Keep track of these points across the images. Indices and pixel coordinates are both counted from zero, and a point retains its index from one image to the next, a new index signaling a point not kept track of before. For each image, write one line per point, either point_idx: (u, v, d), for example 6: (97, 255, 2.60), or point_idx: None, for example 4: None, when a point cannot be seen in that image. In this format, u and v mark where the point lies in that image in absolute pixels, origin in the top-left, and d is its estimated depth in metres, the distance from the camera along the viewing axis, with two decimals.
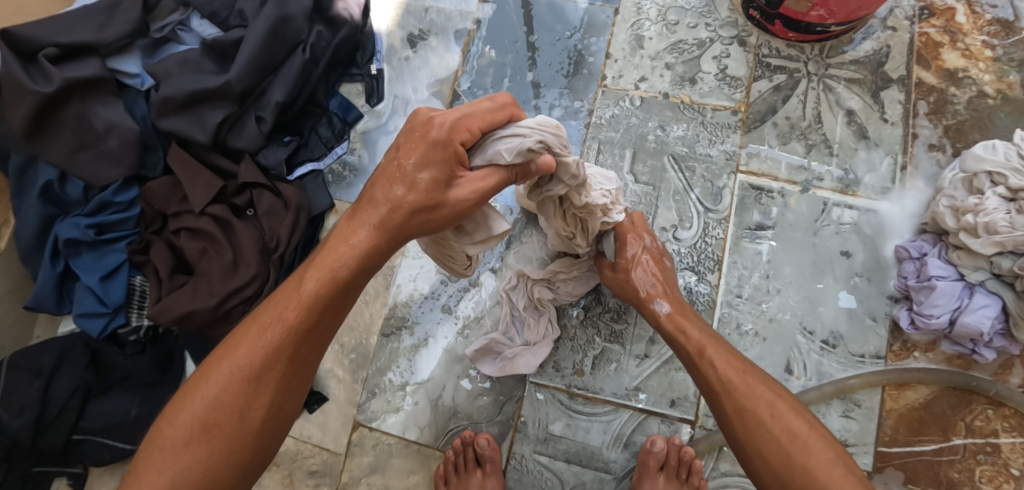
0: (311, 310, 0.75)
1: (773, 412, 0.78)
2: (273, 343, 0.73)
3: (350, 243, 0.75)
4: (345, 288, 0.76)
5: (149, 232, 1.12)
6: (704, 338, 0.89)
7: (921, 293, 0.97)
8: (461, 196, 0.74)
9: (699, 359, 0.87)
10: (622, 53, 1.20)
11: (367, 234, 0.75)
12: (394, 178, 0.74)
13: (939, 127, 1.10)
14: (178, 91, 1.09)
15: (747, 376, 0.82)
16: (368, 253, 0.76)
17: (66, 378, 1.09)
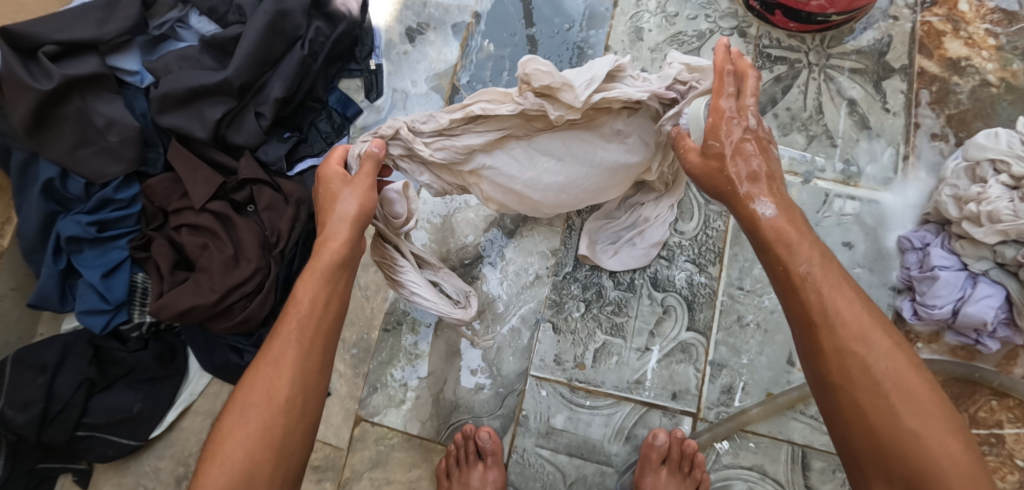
0: (297, 345, 0.74)
1: (864, 340, 0.67)
2: (275, 383, 0.71)
3: (309, 281, 0.78)
4: (316, 316, 0.76)
5: (149, 228, 1.11)
6: (815, 260, 0.71)
7: (924, 283, 0.96)
8: (343, 206, 0.80)
9: (800, 286, 0.70)
10: (621, 45, 1.19)
11: (322, 269, 0.79)
12: (331, 206, 0.82)
13: (942, 117, 1.09)
14: (177, 87, 1.08)
15: (846, 301, 0.68)
16: (327, 285, 0.78)
17: (69, 374, 1.08)
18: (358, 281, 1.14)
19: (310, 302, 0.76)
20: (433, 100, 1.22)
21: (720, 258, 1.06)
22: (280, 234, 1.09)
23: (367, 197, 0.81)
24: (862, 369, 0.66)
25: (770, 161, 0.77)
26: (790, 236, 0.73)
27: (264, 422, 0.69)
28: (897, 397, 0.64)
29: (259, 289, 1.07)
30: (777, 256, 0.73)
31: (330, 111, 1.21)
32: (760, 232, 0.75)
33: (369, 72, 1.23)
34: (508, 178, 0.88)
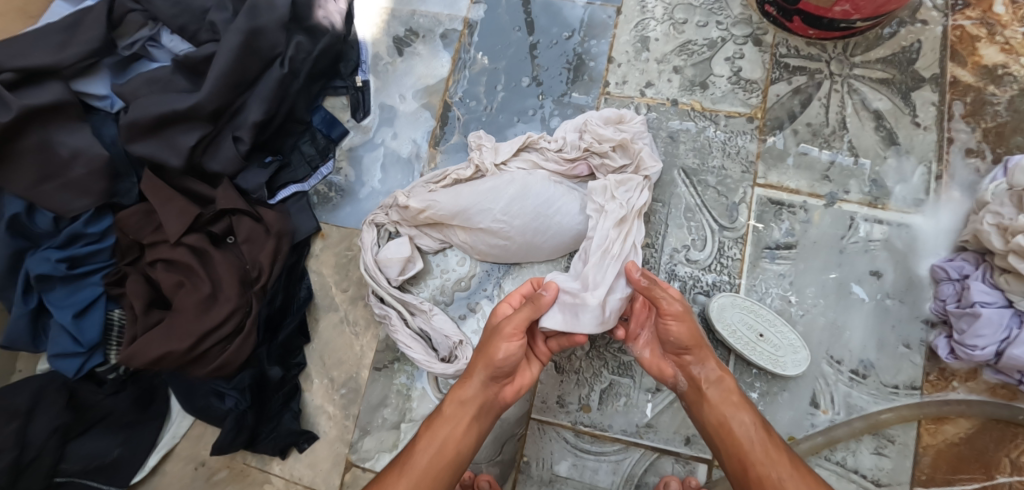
0: (456, 425, 0.81)
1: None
2: (427, 463, 0.79)
3: (467, 383, 0.82)
4: (456, 416, 0.82)
5: (124, 263, 1.04)
6: (750, 418, 0.78)
7: (962, 321, 0.87)
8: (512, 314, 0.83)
9: (728, 437, 0.79)
10: (625, 56, 1.10)
11: (475, 378, 0.82)
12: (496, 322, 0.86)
13: (978, 131, 1.00)
14: (146, 113, 1.00)
15: (775, 450, 0.76)
16: (480, 392, 0.82)
17: (44, 419, 0.99)
18: (347, 316, 1.08)
19: (456, 403, 0.82)
20: (423, 118, 1.14)
21: (736, 290, 0.99)
22: (260, 269, 1.01)
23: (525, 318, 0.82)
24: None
25: (692, 323, 0.83)
26: (720, 403, 0.80)
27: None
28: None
29: (239, 330, 0.99)
30: (706, 412, 0.81)
31: (314, 132, 1.13)
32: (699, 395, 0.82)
33: (355, 89, 1.15)
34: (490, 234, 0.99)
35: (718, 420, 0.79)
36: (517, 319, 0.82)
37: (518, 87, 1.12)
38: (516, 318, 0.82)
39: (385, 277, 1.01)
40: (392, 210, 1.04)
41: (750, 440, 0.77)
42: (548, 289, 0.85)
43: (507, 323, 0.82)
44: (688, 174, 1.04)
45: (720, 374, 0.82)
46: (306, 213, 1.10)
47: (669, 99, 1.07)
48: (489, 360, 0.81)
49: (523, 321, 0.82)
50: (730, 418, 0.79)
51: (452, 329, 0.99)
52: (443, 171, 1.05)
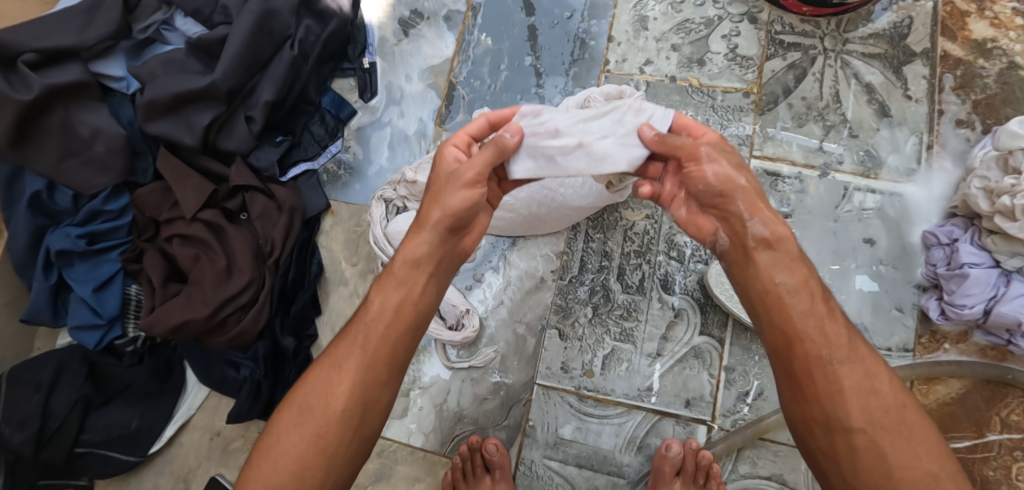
0: (395, 301, 0.71)
1: (848, 368, 0.64)
2: (370, 336, 0.70)
3: (420, 236, 0.72)
4: (410, 281, 0.72)
5: (142, 240, 1.08)
6: (812, 298, 0.67)
7: (952, 282, 0.91)
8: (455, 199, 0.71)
9: (784, 294, 0.67)
10: (625, 35, 1.14)
11: (430, 227, 0.72)
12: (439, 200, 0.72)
13: (968, 102, 1.03)
14: (163, 93, 1.04)
15: (829, 314, 0.66)
16: (435, 245, 0.72)
17: (65, 391, 1.04)
18: (357, 289, 1.12)
19: (409, 262, 0.72)
20: (429, 98, 1.17)
21: None
22: (274, 243, 1.05)
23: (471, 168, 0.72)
24: (849, 394, 0.64)
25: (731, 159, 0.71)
26: (779, 256, 0.68)
27: (359, 366, 0.69)
28: (896, 433, 0.63)
29: (254, 301, 1.03)
30: (752, 276, 0.68)
31: (323, 113, 1.17)
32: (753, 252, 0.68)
33: (363, 71, 1.18)
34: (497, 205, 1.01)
35: (769, 280, 0.67)
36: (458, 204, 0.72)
37: (521, 67, 1.15)
38: (475, 158, 0.72)
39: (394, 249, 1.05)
40: (399, 185, 1.07)
41: (802, 311, 0.66)
42: (514, 131, 0.71)
43: (453, 193, 0.72)
44: None
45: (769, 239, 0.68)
46: (316, 191, 1.13)
47: (668, 76, 1.10)
48: (454, 213, 0.71)
49: (478, 163, 0.72)
50: (799, 294, 0.66)
51: (459, 297, 1.03)
52: None
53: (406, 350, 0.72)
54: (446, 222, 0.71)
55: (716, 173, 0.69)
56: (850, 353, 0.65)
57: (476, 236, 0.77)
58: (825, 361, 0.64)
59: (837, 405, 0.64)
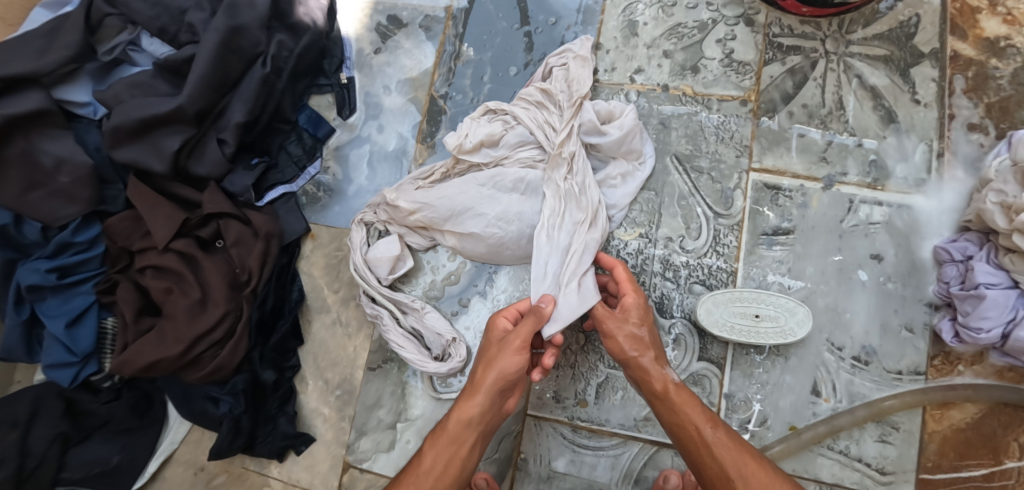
0: (448, 455, 0.80)
1: (755, 486, 0.73)
2: (425, 487, 0.78)
3: (474, 400, 0.81)
4: (459, 441, 0.81)
5: (114, 271, 1.03)
6: (722, 436, 0.76)
7: (966, 303, 0.85)
8: (471, 406, 0.81)
9: (687, 414, 0.78)
10: (614, 42, 1.08)
11: (484, 394, 0.81)
12: (481, 378, 0.81)
13: (980, 106, 0.97)
14: (128, 118, 0.99)
15: (717, 436, 0.76)
16: (487, 407, 0.81)
17: (43, 428, 1.00)
18: (339, 317, 1.07)
19: (462, 423, 0.81)
20: (410, 113, 1.12)
21: (734, 277, 0.96)
22: (250, 272, 1.01)
23: (510, 365, 0.81)
24: None
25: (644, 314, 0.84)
26: (671, 393, 0.79)
27: None
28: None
29: (231, 334, 0.99)
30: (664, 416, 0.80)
31: (300, 132, 1.12)
32: (657, 402, 0.80)
33: (340, 87, 1.13)
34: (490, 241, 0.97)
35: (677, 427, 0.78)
36: (506, 359, 0.81)
37: (505, 77, 1.09)
38: (520, 329, 0.83)
39: (375, 276, 1.00)
40: (380, 208, 1.02)
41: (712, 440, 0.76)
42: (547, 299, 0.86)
43: (499, 356, 0.82)
44: (681, 161, 1.01)
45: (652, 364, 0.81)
46: (294, 214, 1.09)
47: (660, 84, 1.05)
48: (503, 375, 0.81)
49: (523, 333, 0.82)
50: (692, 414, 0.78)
51: (446, 327, 0.98)
52: (431, 166, 1.04)
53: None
54: (500, 387, 0.81)
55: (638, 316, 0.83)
56: (752, 470, 0.74)
57: (485, 380, 0.81)
58: (729, 482, 0.74)
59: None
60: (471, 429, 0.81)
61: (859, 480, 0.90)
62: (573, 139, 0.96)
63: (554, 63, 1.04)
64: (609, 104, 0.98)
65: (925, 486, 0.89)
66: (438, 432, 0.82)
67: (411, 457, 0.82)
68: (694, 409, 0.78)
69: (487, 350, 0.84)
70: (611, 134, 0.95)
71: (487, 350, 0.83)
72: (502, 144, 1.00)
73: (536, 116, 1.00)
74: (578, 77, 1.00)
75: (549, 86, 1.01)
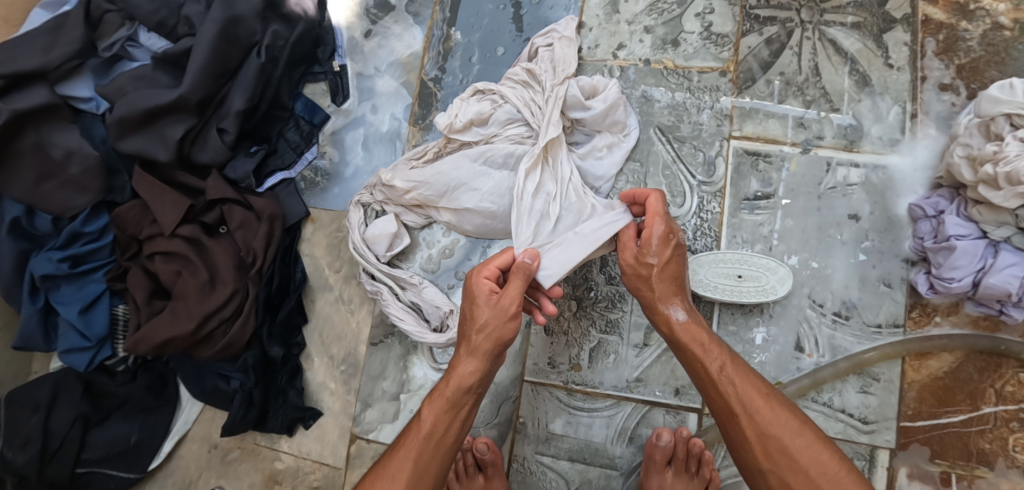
0: (447, 420, 0.81)
1: (759, 419, 0.75)
2: (428, 447, 0.79)
3: (470, 365, 0.82)
4: (458, 405, 0.82)
5: (124, 259, 1.07)
6: (728, 366, 0.78)
7: (939, 255, 0.89)
8: (466, 367, 0.82)
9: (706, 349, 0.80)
10: (596, 20, 1.11)
11: (480, 358, 0.82)
12: (473, 336, 0.83)
13: (952, 68, 1.00)
14: (132, 109, 1.02)
15: (730, 369, 0.78)
16: (483, 370, 0.82)
17: (64, 410, 1.05)
18: (341, 295, 1.10)
19: (461, 389, 0.82)
20: (402, 97, 1.15)
21: (718, 241, 1.00)
22: (255, 253, 1.04)
23: (501, 325, 0.82)
24: (787, 457, 0.73)
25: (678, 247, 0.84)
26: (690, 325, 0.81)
27: (410, 477, 0.78)
28: (806, 475, 0.72)
29: (239, 313, 1.03)
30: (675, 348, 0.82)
31: (297, 119, 1.16)
32: (673, 336, 0.82)
33: (334, 74, 1.17)
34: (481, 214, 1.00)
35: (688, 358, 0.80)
36: (502, 321, 0.82)
37: (493, 58, 1.13)
38: (509, 290, 0.83)
39: (374, 254, 1.04)
40: (376, 188, 1.06)
41: (722, 375, 0.78)
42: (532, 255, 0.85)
43: (490, 318, 0.83)
44: (664, 132, 1.05)
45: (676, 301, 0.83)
46: (294, 198, 1.12)
47: (642, 59, 1.08)
48: (498, 338, 0.83)
49: (514, 294, 0.82)
50: (703, 346, 0.80)
51: (443, 299, 1.02)
52: (423, 147, 1.08)
53: (441, 454, 0.80)
54: (496, 350, 0.83)
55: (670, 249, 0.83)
56: (758, 401, 0.76)
57: (478, 340, 0.83)
58: (735, 416, 0.76)
59: (745, 452, 0.75)
60: (469, 390, 0.82)
61: (843, 429, 0.94)
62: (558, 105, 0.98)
63: (540, 43, 1.07)
64: (591, 79, 1.01)
65: (906, 433, 0.93)
66: (433, 394, 0.83)
67: (409, 421, 0.83)
68: (700, 337, 0.80)
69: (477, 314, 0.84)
70: (595, 108, 0.99)
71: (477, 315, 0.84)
72: (491, 122, 1.03)
73: (524, 96, 1.03)
74: (563, 58, 1.03)
75: (535, 66, 1.04)
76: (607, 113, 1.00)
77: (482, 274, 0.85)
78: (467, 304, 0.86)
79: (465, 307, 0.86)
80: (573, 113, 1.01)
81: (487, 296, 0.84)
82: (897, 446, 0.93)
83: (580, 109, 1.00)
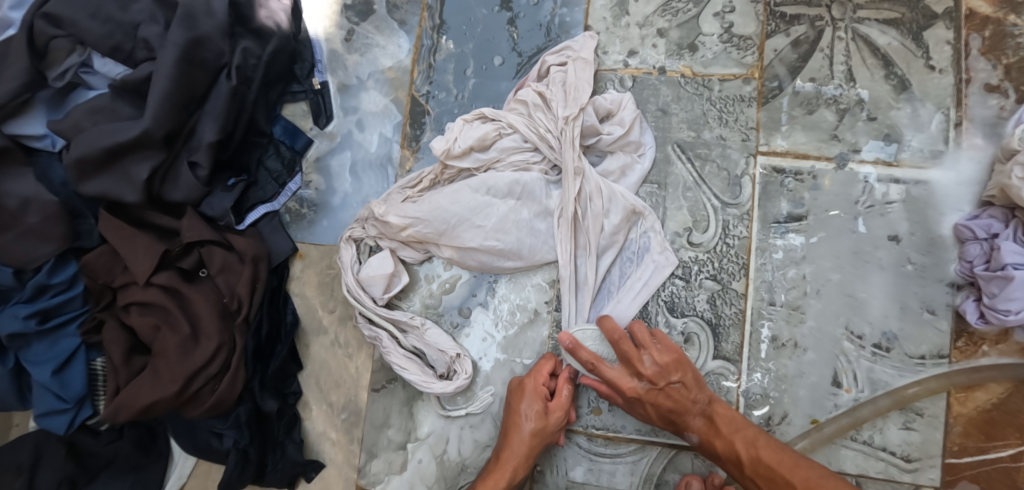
0: None
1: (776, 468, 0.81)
2: None
3: (516, 457, 0.87)
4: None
5: (97, 310, 0.97)
6: (705, 410, 0.85)
7: (993, 284, 0.81)
8: (518, 450, 0.87)
9: (719, 437, 0.84)
10: (603, 23, 1.00)
11: (527, 452, 0.87)
12: (520, 425, 0.87)
13: (999, 68, 0.90)
14: (91, 148, 0.91)
15: (767, 448, 0.82)
16: (529, 461, 0.88)
17: (49, 471, 0.97)
18: (337, 338, 1.02)
19: (511, 477, 0.86)
20: (391, 117, 1.05)
21: (746, 270, 0.92)
22: (240, 300, 0.95)
23: (551, 422, 0.88)
24: None
25: (666, 351, 0.85)
26: (716, 438, 0.85)
27: None
28: None
29: (226, 367, 0.94)
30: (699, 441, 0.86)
31: (278, 145, 1.05)
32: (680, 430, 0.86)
33: (315, 93, 1.06)
34: (485, 249, 0.92)
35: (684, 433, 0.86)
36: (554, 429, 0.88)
37: (490, 70, 1.02)
38: (560, 398, 0.89)
39: (370, 297, 0.95)
40: (369, 223, 0.96)
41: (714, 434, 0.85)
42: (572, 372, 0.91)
43: (539, 417, 0.87)
44: (683, 149, 0.95)
45: (670, 391, 0.84)
46: (279, 234, 1.02)
47: (656, 67, 0.97)
48: (544, 437, 0.88)
49: (563, 400, 0.88)
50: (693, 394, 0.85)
51: (449, 343, 0.94)
52: (418, 173, 0.98)
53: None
54: (541, 443, 0.88)
55: (653, 363, 0.84)
56: (809, 487, 0.79)
57: (525, 428, 0.87)
58: (773, 478, 0.81)
59: None
60: (516, 475, 0.87)
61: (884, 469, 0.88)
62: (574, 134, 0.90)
63: (552, 61, 0.97)
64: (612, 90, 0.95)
65: (952, 470, 0.87)
66: (484, 479, 0.86)
67: None
68: (688, 398, 0.85)
69: (519, 427, 0.88)
70: (610, 133, 0.92)
71: (521, 429, 0.87)
72: (493, 148, 0.94)
73: (534, 123, 0.93)
74: (576, 82, 0.93)
75: (546, 88, 0.93)
76: (622, 134, 0.92)
77: (530, 376, 0.89)
78: (512, 395, 0.90)
79: (509, 397, 0.90)
80: (590, 139, 0.93)
81: (534, 395, 0.88)
82: (943, 484, 0.87)
83: (596, 133, 0.92)
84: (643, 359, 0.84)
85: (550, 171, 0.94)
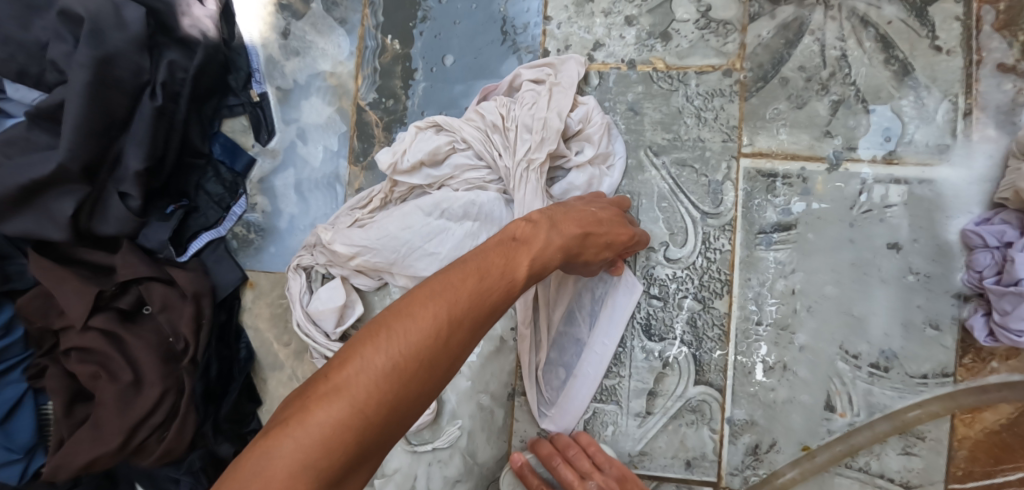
0: (494, 279, 0.57)
1: None
2: (451, 301, 0.53)
3: (532, 255, 0.62)
4: (513, 265, 0.60)
5: (40, 355, 0.92)
6: None
7: (1004, 300, 0.72)
8: (547, 247, 0.64)
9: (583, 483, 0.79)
10: (564, 13, 0.89)
11: (545, 247, 0.63)
12: (551, 221, 0.66)
13: (1016, 46, 0.79)
14: (4, 186, 0.82)
15: None
16: (543, 265, 0.63)
17: None
18: (295, 372, 0.96)
19: (518, 272, 0.60)
20: (337, 130, 0.96)
21: (729, 286, 0.83)
22: (185, 340, 0.89)
23: (570, 237, 0.67)
24: None
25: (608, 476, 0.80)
26: None
27: (421, 344, 0.50)
28: None
29: (174, 412, 0.89)
30: None
31: (217, 165, 0.97)
32: None
33: (253, 106, 0.97)
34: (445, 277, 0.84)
35: None
36: (603, 251, 0.73)
37: (441, 72, 0.92)
38: (607, 217, 0.73)
39: (322, 332, 0.88)
40: (316, 250, 0.89)
41: None
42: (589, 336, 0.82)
43: (564, 232, 0.66)
44: (657, 153, 0.85)
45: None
46: (225, 263, 0.96)
47: (626, 61, 0.87)
48: (566, 249, 0.66)
49: (612, 220, 0.73)
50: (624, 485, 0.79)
51: None
52: (368, 192, 0.89)
53: (478, 339, 0.56)
54: (566, 253, 0.67)
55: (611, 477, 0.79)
56: None
57: (544, 235, 0.64)
58: None
59: None
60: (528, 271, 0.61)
61: None
62: (540, 162, 0.80)
63: (528, 76, 0.85)
64: (571, 86, 0.84)
65: None
66: (480, 251, 0.59)
67: (420, 285, 0.54)
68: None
69: (569, 221, 0.68)
70: (581, 155, 0.82)
71: (570, 223, 0.68)
72: (446, 163, 0.85)
73: (492, 141, 0.83)
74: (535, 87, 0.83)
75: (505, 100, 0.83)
76: (594, 155, 0.82)
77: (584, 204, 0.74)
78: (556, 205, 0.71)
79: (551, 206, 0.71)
80: (560, 160, 0.83)
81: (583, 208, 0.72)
82: None
83: (565, 157, 0.82)
84: (586, 485, 0.79)
85: (508, 190, 0.85)
